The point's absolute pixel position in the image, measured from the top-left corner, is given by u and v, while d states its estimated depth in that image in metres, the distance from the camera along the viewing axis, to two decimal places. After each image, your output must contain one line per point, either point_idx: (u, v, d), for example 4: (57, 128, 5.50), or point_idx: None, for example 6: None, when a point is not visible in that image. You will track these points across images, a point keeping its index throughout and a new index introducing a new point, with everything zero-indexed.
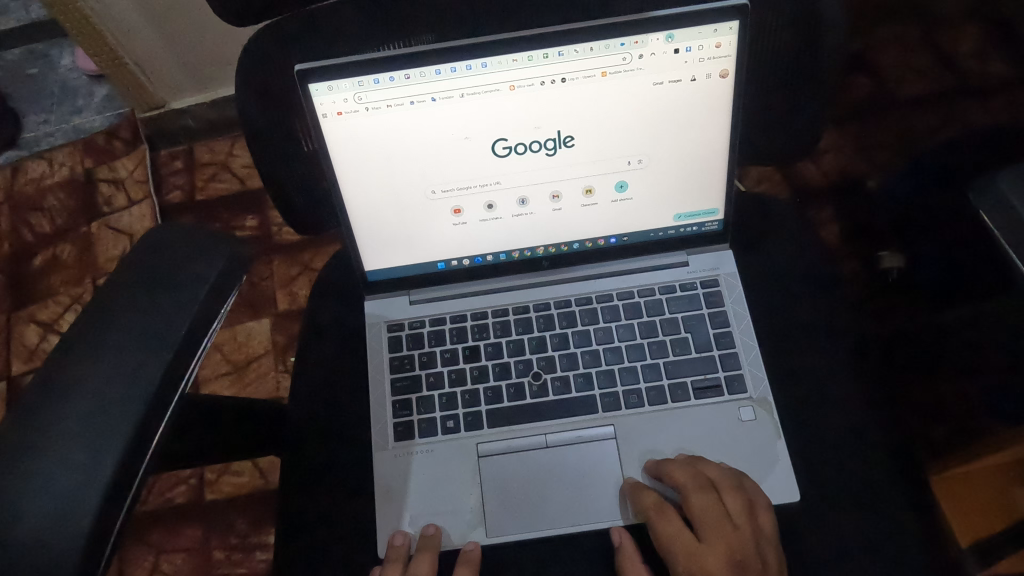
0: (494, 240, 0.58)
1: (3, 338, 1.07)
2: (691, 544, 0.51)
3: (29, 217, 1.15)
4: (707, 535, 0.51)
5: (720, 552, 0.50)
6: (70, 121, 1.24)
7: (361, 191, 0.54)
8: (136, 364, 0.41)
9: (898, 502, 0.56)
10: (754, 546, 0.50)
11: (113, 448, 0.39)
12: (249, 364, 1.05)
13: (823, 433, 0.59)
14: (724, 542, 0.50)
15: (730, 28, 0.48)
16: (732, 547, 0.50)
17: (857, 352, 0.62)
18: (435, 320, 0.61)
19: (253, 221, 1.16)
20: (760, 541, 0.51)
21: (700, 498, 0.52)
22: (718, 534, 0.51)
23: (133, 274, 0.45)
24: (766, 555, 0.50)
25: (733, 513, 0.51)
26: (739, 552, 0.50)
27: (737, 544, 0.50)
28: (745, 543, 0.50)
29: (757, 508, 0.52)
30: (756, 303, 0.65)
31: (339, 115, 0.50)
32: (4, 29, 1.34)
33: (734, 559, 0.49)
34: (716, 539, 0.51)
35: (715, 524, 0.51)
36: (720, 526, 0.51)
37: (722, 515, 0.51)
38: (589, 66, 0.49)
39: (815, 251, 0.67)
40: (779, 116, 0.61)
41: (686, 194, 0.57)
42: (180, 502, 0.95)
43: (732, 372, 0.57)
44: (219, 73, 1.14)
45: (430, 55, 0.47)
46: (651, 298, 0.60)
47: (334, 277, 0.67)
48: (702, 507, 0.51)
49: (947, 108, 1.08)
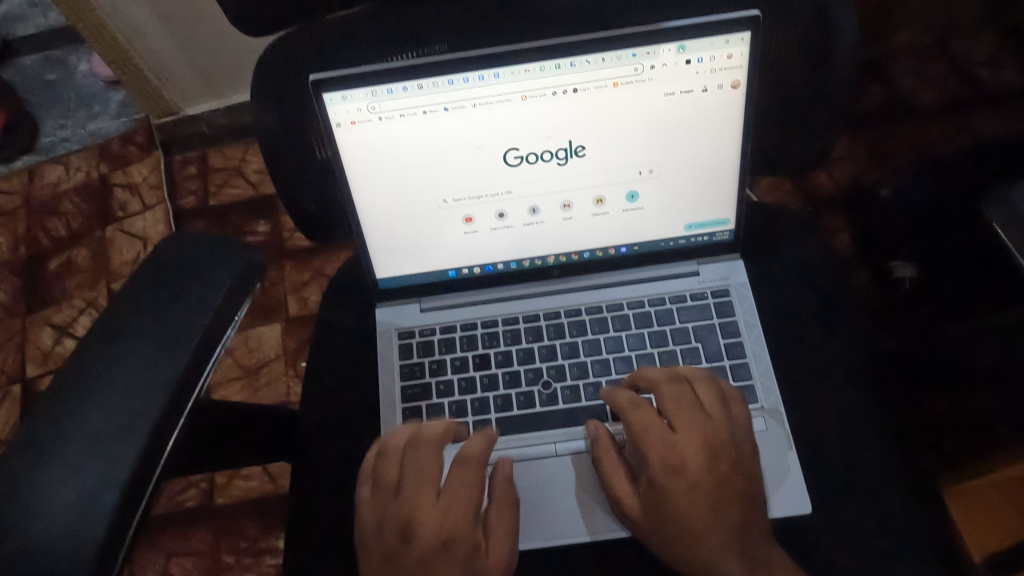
0: (505, 248, 0.59)
1: (19, 341, 1.08)
2: (665, 432, 0.49)
3: (47, 221, 1.16)
4: (680, 424, 0.50)
5: (694, 439, 0.49)
6: (87, 127, 1.26)
7: (373, 200, 0.54)
8: (151, 371, 0.42)
9: (912, 515, 0.56)
10: (726, 434, 0.50)
11: (129, 454, 0.39)
12: (260, 369, 1.06)
13: (835, 444, 0.58)
14: (698, 429, 0.50)
15: (742, 39, 0.48)
16: (705, 434, 0.49)
17: (869, 363, 0.62)
18: (445, 328, 0.61)
19: (266, 226, 1.17)
20: (733, 429, 0.50)
21: (673, 391, 0.52)
22: (691, 423, 0.50)
23: (150, 282, 0.45)
24: (738, 441, 0.50)
25: (706, 403, 0.51)
26: (712, 438, 0.49)
27: (711, 431, 0.50)
28: (719, 430, 0.50)
29: (729, 399, 0.52)
30: (767, 313, 0.64)
31: (352, 125, 0.50)
32: (24, 36, 1.36)
33: (708, 446, 0.49)
34: (689, 427, 0.50)
35: (688, 414, 0.50)
36: (694, 415, 0.50)
37: (695, 405, 0.51)
38: (600, 76, 0.49)
39: (826, 261, 0.67)
40: (792, 126, 0.60)
41: (697, 204, 0.57)
42: (191, 506, 0.96)
43: (743, 383, 0.57)
44: (233, 79, 1.15)
45: (442, 65, 0.48)
46: (662, 307, 0.60)
47: (346, 284, 0.68)
48: (676, 398, 0.51)
49: (962, 116, 1.08)
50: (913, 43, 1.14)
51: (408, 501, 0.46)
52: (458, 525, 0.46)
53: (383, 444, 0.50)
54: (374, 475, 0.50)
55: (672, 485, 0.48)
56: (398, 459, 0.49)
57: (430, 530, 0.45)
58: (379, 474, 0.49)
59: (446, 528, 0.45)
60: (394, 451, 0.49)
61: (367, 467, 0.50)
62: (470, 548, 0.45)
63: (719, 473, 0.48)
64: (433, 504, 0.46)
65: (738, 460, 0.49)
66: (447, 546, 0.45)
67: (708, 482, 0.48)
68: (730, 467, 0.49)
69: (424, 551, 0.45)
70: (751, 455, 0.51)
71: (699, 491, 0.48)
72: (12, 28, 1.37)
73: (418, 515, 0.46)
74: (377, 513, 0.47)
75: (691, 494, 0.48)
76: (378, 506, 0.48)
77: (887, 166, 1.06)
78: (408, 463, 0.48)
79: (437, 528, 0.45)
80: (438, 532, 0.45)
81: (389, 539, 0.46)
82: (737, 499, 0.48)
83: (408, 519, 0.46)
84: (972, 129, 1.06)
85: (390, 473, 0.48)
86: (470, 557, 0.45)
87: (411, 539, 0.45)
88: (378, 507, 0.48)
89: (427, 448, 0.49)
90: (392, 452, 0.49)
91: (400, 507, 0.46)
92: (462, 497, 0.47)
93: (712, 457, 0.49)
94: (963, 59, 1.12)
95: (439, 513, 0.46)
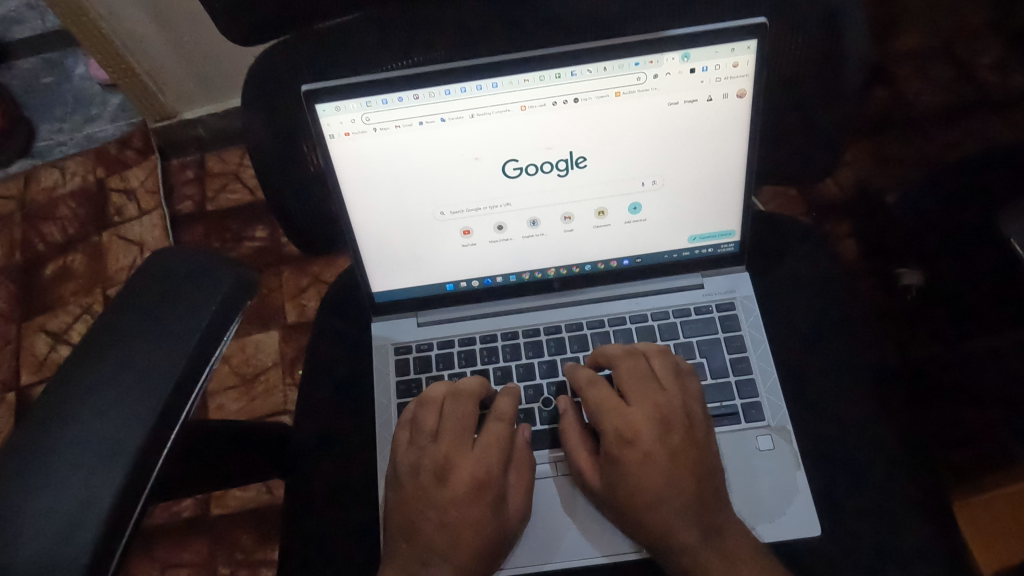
0: (504, 261, 0.57)
1: (14, 348, 1.07)
2: (618, 404, 0.49)
3: (42, 226, 1.15)
4: (634, 396, 0.50)
5: (646, 410, 0.49)
6: (83, 131, 1.25)
7: (368, 213, 0.53)
8: (138, 392, 0.40)
9: (925, 536, 0.54)
10: (680, 405, 0.50)
11: (112, 481, 0.38)
12: (257, 377, 1.04)
13: (845, 462, 0.57)
14: (651, 400, 0.49)
15: (748, 47, 0.46)
16: (658, 405, 0.49)
17: (879, 378, 0.60)
18: (443, 343, 0.59)
19: (263, 231, 1.15)
20: (687, 400, 0.50)
21: (628, 366, 0.52)
22: (644, 394, 0.50)
23: (138, 300, 0.44)
24: (692, 412, 0.50)
25: (661, 375, 0.51)
26: (665, 409, 0.49)
27: (664, 402, 0.49)
28: (672, 402, 0.49)
29: (685, 374, 0.52)
30: (774, 327, 0.63)
31: (346, 136, 0.49)
32: (20, 39, 1.35)
33: (661, 417, 0.49)
34: (642, 399, 0.50)
35: (642, 386, 0.50)
36: (646, 388, 0.50)
37: (649, 377, 0.51)
38: (602, 86, 0.48)
39: (833, 272, 0.65)
40: (799, 136, 0.59)
41: (702, 216, 0.55)
42: (186, 517, 0.95)
43: (750, 400, 0.56)
44: (230, 83, 1.13)
45: (439, 75, 0.46)
46: (666, 321, 0.58)
47: (343, 296, 0.66)
48: (630, 372, 0.51)
49: (969, 121, 1.06)
50: (919, 47, 1.13)
51: (446, 446, 0.50)
52: (490, 470, 0.49)
53: (423, 396, 0.54)
54: (411, 422, 0.53)
55: (625, 455, 0.48)
56: (437, 409, 0.52)
57: (465, 473, 0.49)
58: (417, 422, 0.52)
59: (479, 471, 0.49)
60: (433, 401, 0.53)
61: (406, 416, 0.54)
62: (497, 493, 0.49)
63: (672, 443, 0.48)
64: (470, 449, 0.50)
65: (693, 432, 0.49)
66: (480, 488, 0.49)
67: (661, 452, 0.47)
68: (685, 438, 0.48)
69: (458, 490, 0.48)
70: (708, 428, 0.50)
71: (652, 461, 0.47)
72: (9, 31, 1.35)
73: (456, 458, 0.50)
74: (414, 454, 0.51)
75: (644, 464, 0.47)
76: (416, 449, 0.51)
77: (893, 172, 1.05)
78: (448, 412, 0.52)
79: (472, 471, 0.49)
80: (472, 474, 0.49)
81: (425, 479, 0.49)
82: (691, 469, 0.47)
83: (446, 461, 0.49)
84: (980, 134, 1.05)
85: (429, 420, 0.52)
86: (496, 501, 0.49)
87: (447, 479, 0.49)
88: (416, 449, 0.51)
89: (465, 403, 0.53)
90: (431, 402, 0.53)
91: (439, 450, 0.50)
92: (495, 446, 0.50)
93: (664, 427, 0.48)
94: (970, 62, 1.10)
95: (473, 458, 0.49)
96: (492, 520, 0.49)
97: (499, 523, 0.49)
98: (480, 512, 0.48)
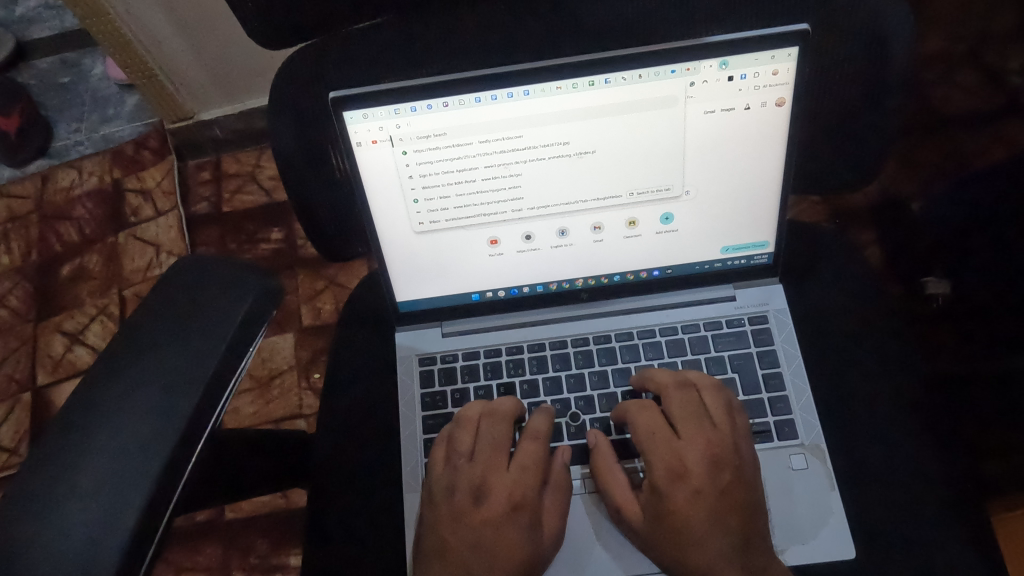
0: (532, 272, 0.56)
1: (30, 349, 1.06)
2: (670, 439, 0.49)
3: (58, 226, 1.14)
4: (685, 431, 0.49)
5: (697, 446, 0.48)
6: (100, 130, 1.25)
7: (394, 222, 0.52)
8: (162, 405, 0.39)
9: (966, 559, 0.52)
10: (731, 444, 0.49)
11: (137, 496, 0.37)
12: (272, 380, 1.03)
13: (882, 480, 0.55)
14: (703, 437, 0.48)
15: (789, 55, 0.45)
16: (710, 443, 0.48)
17: (917, 395, 0.58)
18: (468, 354, 0.58)
19: (279, 233, 1.15)
20: (737, 439, 0.49)
21: (679, 398, 0.51)
22: (695, 430, 0.49)
23: (162, 310, 0.43)
24: (742, 454, 0.49)
25: (715, 414, 0.50)
26: (717, 448, 0.48)
27: (716, 439, 0.48)
28: (724, 440, 0.48)
29: (736, 411, 0.51)
30: (807, 339, 0.61)
31: (373, 144, 0.48)
32: (39, 38, 1.34)
33: (712, 454, 0.48)
34: (693, 435, 0.49)
35: (693, 421, 0.49)
36: (697, 424, 0.49)
37: (703, 414, 0.50)
38: (636, 94, 0.46)
39: (866, 284, 0.64)
40: (835, 142, 0.57)
41: (736, 227, 0.54)
42: (202, 520, 0.94)
43: (783, 417, 0.54)
44: (247, 84, 1.13)
45: (470, 82, 0.45)
46: (696, 334, 0.57)
47: (367, 304, 0.66)
48: (681, 405, 0.50)
49: (999, 127, 1.04)
50: (946, 50, 1.10)
51: (483, 467, 0.50)
52: (525, 492, 0.49)
53: (458, 416, 0.53)
54: (446, 442, 0.52)
55: (673, 490, 0.47)
56: (473, 429, 0.52)
57: (500, 494, 0.48)
58: (452, 441, 0.52)
59: (515, 494, 0.48)
60: (469, 421, 0.52)
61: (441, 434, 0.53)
62: (533, 515, 0.48)
63: (721, 482, 0.47)
64: (505, 470, 0.50)
65: (741, 471, 0.48)
66: (515, 510, 0.48)
67: (710, 490, 0.46)
68: (734, 478, 0.47)
69: (493, 510, 0.48)
70: (757, 469, 0.49)
71: (699, 499, 0.46)
72: (28, 31, 1.35)
73: (493, 477, 0.49)
74: (450, 475, 0.50)
75: (691, 501, 0.46)
76: (451, 469, 0.51)
77: (922, 178, 1.02)
78: (483, 433, 0.51)
79: (508, 492, 0.48)
80: (509, 495, 0.48)
81: (461, 498, 0.49)
82: (737, 509, 0.46)
83: (482, 480, 0.49)
84: (1010, 141, 1.02)
85: (464, 442, 0.51)
86: (532, 523, 0.48)
87: (483, 498, 0.48)
88: (451, 470, 0.51)
89: (500, 423, 0.52)
90: (467, 422, 0.52)
91: (476, 471, 0.50)
92: (529, 467, 0.50)
93: (715, 466, 0.47)
94: (998, 66, 1.08)
95: (508, 481, 0.49)
96: (529, 543, 0.47)
97: (536, 552, 0.48)
98: (515, 538, 0.47)
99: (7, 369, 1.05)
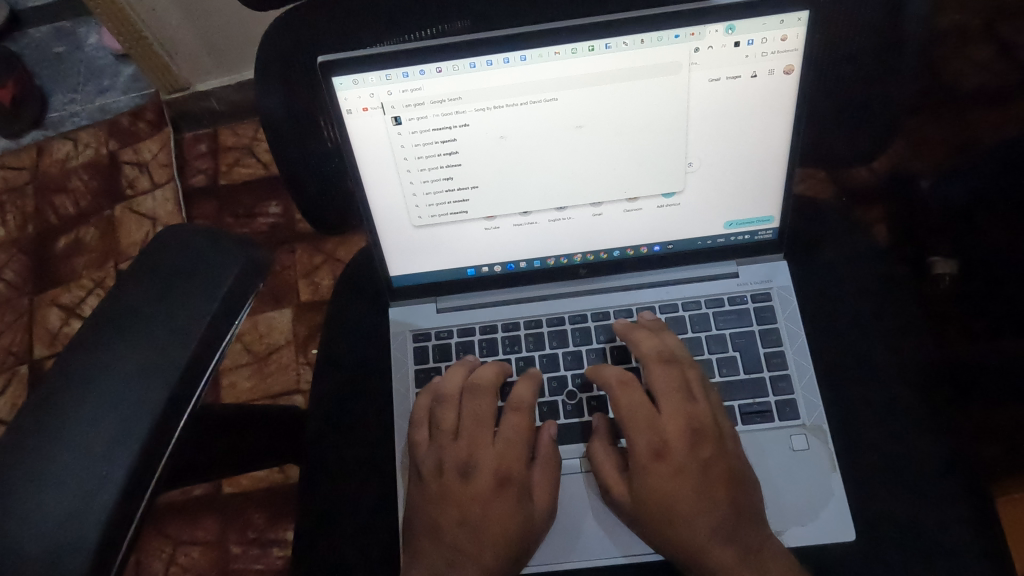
0: (529, 246, 0.54)
1: (26, 322, 1.05)
2: (649, 416, 0.48)
3: (54, 199, 1.12)
4: (665, 407, 0.48)
5: (677, 422, 0.47)
6: (96, 102, 1.22)
7: (387, 193, 0.50)
8: (143, 378, 0.38)
9: (968, 541, 0.51)
10: (711, 417, 0.48)
11: (116, 471, 0.35)
12: (270, 355, 1.02)
13: (883, 460, 0.54)
14: (683, 412, 0.48)
15: (799, 19, 0.43)
16: (689, 417, 0.47)
17: (922, 376, 0.57)
18: (464, 330, 0.57)
19: (276, 207, 1.13)
20: (716, 412, 0.49)
21: (663, 370, 0.49)
22: (675, 406, 0.48)
23: (143, 282, 0.41)
24: (722, 425, 0.48)
25: (692, 386, 0.49)
26: (696, 421, 0.47)
27: (695, 414, 0.48)
28: (702, 413, 0.48)
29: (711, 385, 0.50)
30: (810, 317, 0.60)
31: (364, 112, 0.46)
32: (32, 7, 1.31)
33: (692, 429, 0.47)
34: (673, 410, 0.48)
35: (674, 397, 0.48)
36: (678, 399, 0.48)
37: (682, 388, 0.49)
38: (637, 60, 0.44)
39: (872, 261, 0.62)
40: (845, 112, 0.55)
41: (740, 201, 0.52)
42: (199, 494, 0.93)
43: (784, 397, 0.53)
44: (242, 54, 1.10)
45: (464, 46, 0.43)
46: (698, 312, 0.56)
47: (361, 277, 0.64)
48: (666, 379, 0.49)
49: (1011, 103, 1.01)
50: (960, 25, 1.07)
51: (468, 442, 0.49)
52: (513, 464, 0.48)
53: (438, 392, 0.52)
54: (430, 421, 0.51)
55: (655, 469, 0.46)
56: (455, 404, 0.51)
57: (487, 469, 0.48)
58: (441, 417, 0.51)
59: (502, 468, 0.48)
60: (450, 398, 0.52)
61: (424, 411, 0.52)
62: (522, 488, 0.48)
63: (702, 456, 0.46)
64: (490, 445, 0.49)
65: (723, 444, 0.47)
66: (503, 484, 0.47)
67: (691, 465, 0.46)
68: (715, 451, 0.47)
69: (483, 485, 0.47)
70: (738, 441, 0.49)
71: (683, 474, 0.46)
72: None
73: (480, 454, 0.48)
74: (438, 452, 0.49)
75: (674, 477, 0.46)
76: (439, 448, 0.50)
77: (932, 156, 0.99)
78: (465, 407, 0.50)
79: (494, 466, 0.48)
80: (495, 471, 0.47)
81: (448, 474, 0.48)
82: (723, 483, 0.46)
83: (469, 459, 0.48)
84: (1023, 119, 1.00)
85: (448, 418, 0.50)
86: (522, 496, 0.47)
87: (473, 475, 0.47)
88: (439, 447, 0.50)
89: (483, 397, 0.51)
90: (449, 398, 0.51)
91: (461, 448, 0.49)
92: (515, 442, 0.49)
93: (696, 439, 0.47)
94: (1012, 43, 1.05)
95: (496, 454, 0.48)
96: (518, 518, 0.47)
97: (526, 524, 0.47)
98: (505, 512, 0.46)
99: (4, 342, 1.04)
